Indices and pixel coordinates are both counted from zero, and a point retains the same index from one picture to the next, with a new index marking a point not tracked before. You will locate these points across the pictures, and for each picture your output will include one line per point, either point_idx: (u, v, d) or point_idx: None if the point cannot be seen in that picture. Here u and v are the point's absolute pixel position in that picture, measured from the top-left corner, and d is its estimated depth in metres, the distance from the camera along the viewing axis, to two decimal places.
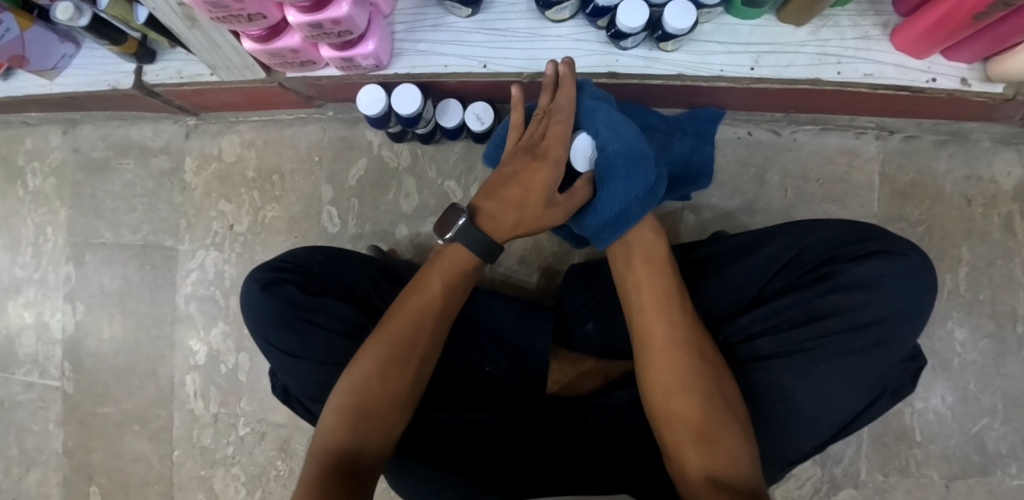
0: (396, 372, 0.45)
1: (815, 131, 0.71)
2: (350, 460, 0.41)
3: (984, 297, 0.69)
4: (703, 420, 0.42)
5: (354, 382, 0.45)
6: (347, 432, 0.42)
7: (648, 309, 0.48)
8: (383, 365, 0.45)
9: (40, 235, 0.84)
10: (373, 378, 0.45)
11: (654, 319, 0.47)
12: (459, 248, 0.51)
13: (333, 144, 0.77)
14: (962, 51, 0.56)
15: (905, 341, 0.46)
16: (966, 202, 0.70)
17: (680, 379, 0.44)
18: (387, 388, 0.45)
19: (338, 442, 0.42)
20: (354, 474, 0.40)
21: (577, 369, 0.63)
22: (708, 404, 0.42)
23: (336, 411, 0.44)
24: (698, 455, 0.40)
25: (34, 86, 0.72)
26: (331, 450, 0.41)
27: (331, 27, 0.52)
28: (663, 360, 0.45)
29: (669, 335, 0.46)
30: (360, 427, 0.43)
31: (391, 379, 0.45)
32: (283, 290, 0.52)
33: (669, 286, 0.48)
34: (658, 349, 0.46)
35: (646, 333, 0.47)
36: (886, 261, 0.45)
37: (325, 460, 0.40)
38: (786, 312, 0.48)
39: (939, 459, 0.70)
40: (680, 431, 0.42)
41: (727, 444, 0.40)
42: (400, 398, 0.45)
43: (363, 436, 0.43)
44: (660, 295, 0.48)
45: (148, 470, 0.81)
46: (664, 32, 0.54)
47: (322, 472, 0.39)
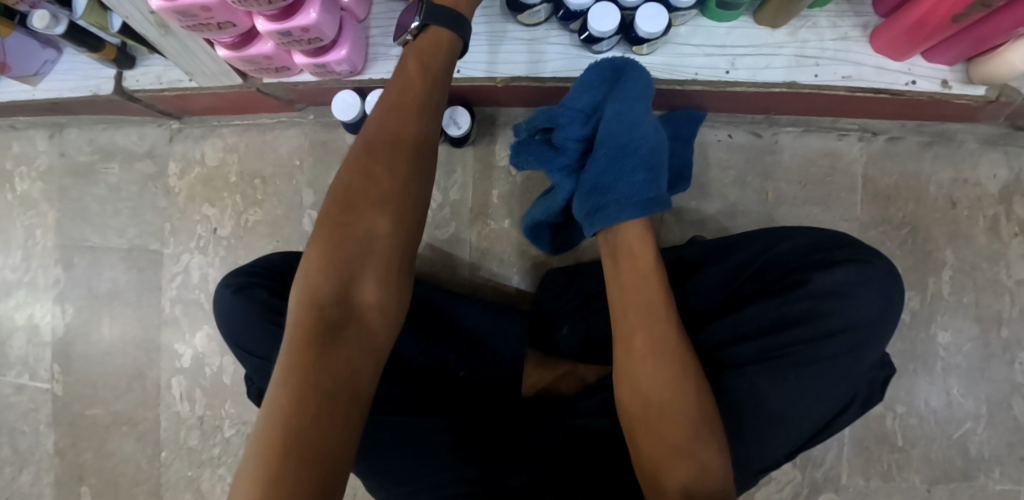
0: (366, 215, 0.42)
1: (797, 133, 0.70)
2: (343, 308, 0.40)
3: (969, 299, 0.69)
4: (685, 433, 0.42)
5: (328, 229, 0.42)
6: (331, 278, 0.40)
7: (635, 313, 0.47)
8: (349, 210, 0.42)
9: (29, 238, 0.85)
10: (343, 226, 0.42)
11: (636, 326, 0.46)
12: (429, 36, 0.49)
13: (315, 147, 0.77)
14: (943, 52, 0.55)
15: (873, 349, 0.46)
16: (951, 204, 0.69)
17: (662, 391, 0.44)
18: (361, 239, 0.42)
19: (319, 289, 0.40)
20: (340, 331, 0.38)
21: (553, 372, 0.62)
22: (688, 422, 0.42)
23: (309, 261, 0.41)
24: (679, 470, 0.41)
25: (18, 91, 0.73)
26: (309, 301, 0.39)
27: (301, 34, 0.52)
28: (643, 369, 0.45)
29: (652, 343, 0.45)
30: (347, 267, 0.41)
31: (370, 236, 0.42)
32: (255, 295, 0.53)
33: (656, 291, 0.48)
34: (635, 358, 0.45)
35: (626, 341, 0.47)
36: (854, 269, 0.45)
37: (314, 303, 0.39)
38: (754, 321, 0.47)
39: (921, 463, 0.69)
40: (657, 447, 0.42)
41: (710, 453, 0.42)
42: (376, 256, 0.42)
43: (348, 281, 0.41)
44: (647, 298, 0.47)
45: (137, 470, 0.82)
46: (637, 36, 0.54)
47: (311, 326, 0.38)
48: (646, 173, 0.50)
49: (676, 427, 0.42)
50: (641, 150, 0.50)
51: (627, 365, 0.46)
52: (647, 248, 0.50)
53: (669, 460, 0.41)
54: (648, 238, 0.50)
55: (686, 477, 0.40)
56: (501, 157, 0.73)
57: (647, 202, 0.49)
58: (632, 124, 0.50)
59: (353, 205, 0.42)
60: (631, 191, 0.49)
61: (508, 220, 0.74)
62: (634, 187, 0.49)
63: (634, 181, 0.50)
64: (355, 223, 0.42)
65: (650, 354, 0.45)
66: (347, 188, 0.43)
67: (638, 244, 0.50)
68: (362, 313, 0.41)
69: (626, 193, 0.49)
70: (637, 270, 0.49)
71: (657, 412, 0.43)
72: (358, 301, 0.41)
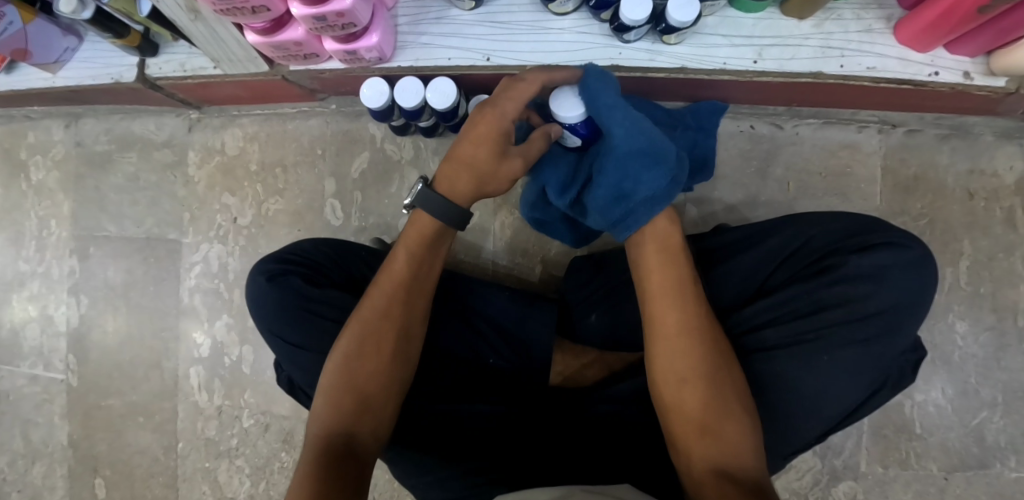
0: (375, 353, 0.46)
1: (817, 125, 0.71)
2: (353, 398, 0.44)
3: (985, 290, 0.70)
4: (713, 409, 0.42)
5: (344, 368, 0.45)
6: (340, 372, 0.45)
7: (662, 297, 0.46)
8: (362, 347, 0.46)
9: (43, 229, 0.85)
10: (354, 360, 0.45)
11: (666, 308, 0.46)
12: (421, 215, 0.49)
13: (336, 137, 0.77)
14: (966, 44, 0.56)
15: (907, 333, 0.46)
16: (969, 195, 0.70)
17: (693, 370, 0.43)
18: (359, 376, 0.45)
19: (328, 428, 0.42)
20: (348, 456, 0.40)
21: (580, 360, 0.64)
22: (715, 400, 0.42)
23: (324, 393, 0.44)
24: (703, 448, 0.41)
25: (36, 79, 0.72)
26: (321, 439, 0.41)
27: (335, 19, 0.52)
28: (672, 350, 0.44)
29: (682, 325, 0.45)
30: (354, 368, 0.45)
31: (372, 381, 0.45)
32: (290, 283, 0.52)
33: (683, 274, 0.46)
34: (664, 341, 0.45)
35: (656, 323, 0.46)
36: (890, 253, 0.45)
37: (332, 399, 0.44)
38: (788, 305, 0.48)
39: (939, 452, 0.70)
40: (683, 426, 0.43)
41: (737, 433, 0.41)
42: (371, 400, 0.44)
43: (354, 415, 0.43)
44: (673, 281, 0.46)
45: (153, 462, 0.81)
46: (668, 25, 0.54)
47: (316, 457, 0.40)
48: (656, 162, 0.45)
49: (705, 404, 0.42)
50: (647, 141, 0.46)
51: (658, 348, 0.45)
52: (667, 227, 0.48)
53: (694, 436, 0.42)
54: (671, 223, 0.49)
55: (714, 455, 0.41)
56: None
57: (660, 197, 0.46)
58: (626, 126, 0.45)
59: (368, 342, 0.46)
60: (649, 188, 0.45)
61: None
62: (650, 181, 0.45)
63: (648, 176, 0.45)
64: (366, 361, 0.45)
65: (680, 335, 0.44)
66: (362, 327, 0.47)
67: (664, 229, 0.48)
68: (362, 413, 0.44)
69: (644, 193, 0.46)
70: (664, 253, 0.47)
71: (688, 389, 0.43)
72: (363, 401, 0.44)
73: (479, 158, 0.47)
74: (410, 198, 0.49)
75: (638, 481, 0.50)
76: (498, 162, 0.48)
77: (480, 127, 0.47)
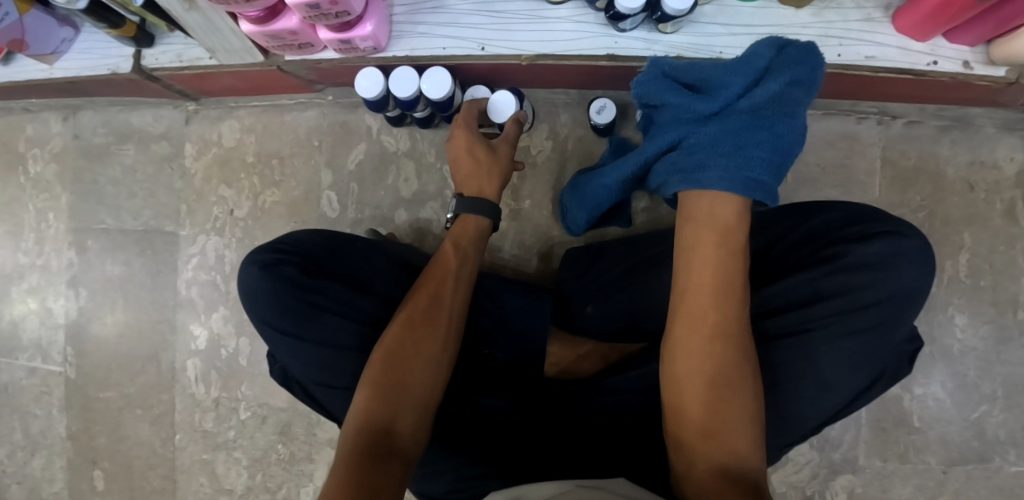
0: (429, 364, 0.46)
1: (817, 116, 0.71)
2: (395, 393, 0.43)
3: (985, 283, 0.69)
4: (731, 414, 0.39)
5: (396, 370, 0.45)
6: (385, 367, 0.45)
7: (708, 292, 0.41)
8: (421, 350, 0.46)
9: (42, 221, 0.85)
10: (400, 368, 0.45)
11: (710, 305, 0.41)
12: (470, 220, 0.56)
13: (333, 128, 0.77)
14: (966, 33, 0.56)
15: (904, 323, 0.46)
16: (969, 187, 0.69)
17: (722, 372, 0.40)
18: (404, 374, 0.45)
19: (370, 419, 0.42)
20: (387, 456, 0.39)
21: (576, 351, 0.63)
22: (726, 402, 0.39)
23: (366, 389, 0.44)
24: (708, 449, 0.38)
25: (34, 71, 0.72)
26: (360, 431, 0.41)
27: (329, 7, 0.51)
28: (707, 349, 0.41)
29: (721, 325, 0.41)
30: (396, 365, 0.45)
31: (412, 378, 0.45)
32: (285, 272, 0.52)
33: (729, 269, 0.42)
34: (698, 338, 0.41)
35: (690, 314, 0.42)
36: (889, 242, 0.45)
37: (376, 394, 0.43)
38: (787, 294, 0.47)
39: (938, 446, 0.70)
40: (685, 427, 0.40)
41: (748, 447, 0.38)
42: (412, 397, 0.44)
43: (393, 412, 0.42)
44: (722, 277, 0.41)
45: (150, 454, 0.81)
46: (664, 13, 0.54)
47: (355, 450, 0.39)
48: (771, 155, 0.43)
49: (716, 412, 0.39)
50: (755, 98, 0.44)
51: (687, 343, 0.41)
52: (730, 215, 0.42)
53: (697, 437, 0.39)
54: (744, 211, 0.43)
55: (719, 458, 0.38)
56: (521, 139, 0.75)
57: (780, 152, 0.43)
58: (750, 109, 0.44)
59: (409, 342, 0.46)
60: (744, 163, 0.42)
61: (529, 201, 0.75)
62: (752, 161, 0.42)
63: (753, 155, 0.42)
64: (417, 368, 0.45)
65: (719, 334, 0.41)
66: (421, 338, 0.47)
67: (730, 215, 0.42)
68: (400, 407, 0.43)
69: (746, 154, 0.42)
70: (720, 241, 0.42)
71: (707, 394, 0.39)
72: (406, 397, 0.44)
73: (483, 163, 0.57)
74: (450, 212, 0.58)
75: (632, 474, 0.49)
76: (491, 155, 0.58)
77: (462, 151, 0.58)
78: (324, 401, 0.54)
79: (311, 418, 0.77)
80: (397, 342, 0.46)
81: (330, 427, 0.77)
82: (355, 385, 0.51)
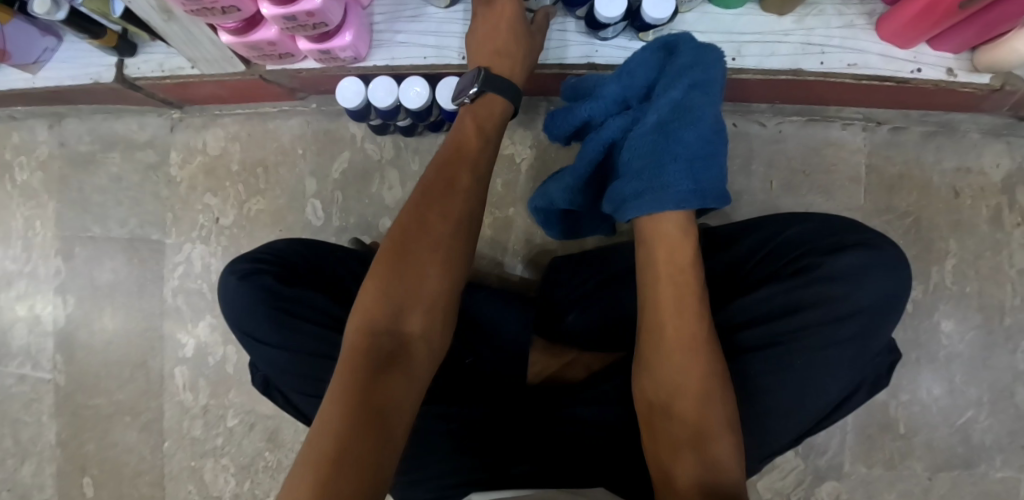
0: (426, 289, 0.42)
1: (801, 122, 0.70)
2: (399, 305, 0.40)
3: (971, 289, 0.69)
4: (711, 416, 0.40)
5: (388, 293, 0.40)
6: (386, 279, 0.41)
7: (669, 310, 0.43)
8: (418, 261, 0.42)
9: (29, 229, 0.85)
10: (398, 283, 0.41)
11: (670, 319, 0.43)
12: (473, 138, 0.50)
13: (318, 136, 0.77)
14: (949, 40, 0.55)
15: (881, 334, 0.46)
16: (954, 194, 0.69)
17: (693, 377, 0.41)
18: (406, 287, 0.41)
19: (374, 335, 0.38)
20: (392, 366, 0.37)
21: (560, 361, 0.61)
22: (708, 406, 0.41)
23: (364, 309, 0.40)
24: (694, 455, 0.39)
25: (17, 80, 0.72)
26: (364, 343, 0.38)
27: (305, 19, 0.51)
28: (676, 355, 0.42)
29: (681, 338, 0.42)
30: (401, 272, 0.41)
31: (416, 289, 0.41)
32: (262, 281, 0.52)
33: (687, 283, 0.44)
34: (667, 346, 0.43)
35: (658, 327, 0.44)
36: (864, 254, 0.45)
37: (380, 306, 0.40)
38: (764, 306, 0.47)
39: (923, 451, 0.70)
40: (674, 433, 0.41)
41: (727, 452, 0.39)
42: (416, 312, 0.41)
43: (398, 326, 0.39)
44: (681, 294, 0.44)
45: (140, 461, 0.82)
46: (643, 22, 0.53)
47: (359, 364, 0.36)
48: (703, 164, 0.43)
49: (692, 426, 0.40)
50: (661, 110, 0.44)
51: (657, 358, 0.43)
52: (681, 228, 0.45)
53: (683, 442, 0.40)
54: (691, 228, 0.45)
55: (706, 462, 0.38)
56: (505, 147, 0.75)
57: (703, 156, 0.43)
58: (662, 115, 0.44)
59: (412, 253, 0.42)
60: (681, 182, 0.42)
61: (514, 209, 0.75)
62: (682, 176, 0.42)
63: (678, 168, 0.43)
64: (414, 288, 0.41)
65: (686, 341, 0.42)
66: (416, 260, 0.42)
67: (676, 232, 0.45)
68: (407, 318, 0.40)
69: (674, 173, 0.42)
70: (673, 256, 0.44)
71: (687, 400, 0.41)
72: (410, 310, 0.40)
73: (520, 42, 0.53)
74: (473, 89, 0.52)
75: (612, 484, 0.51)
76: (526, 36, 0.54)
77: (501, 13, 0.53)
78: (305, 410, 0.54)
79: (298, 426, 0.77)
80: (393, 254, 0.42)
81: None
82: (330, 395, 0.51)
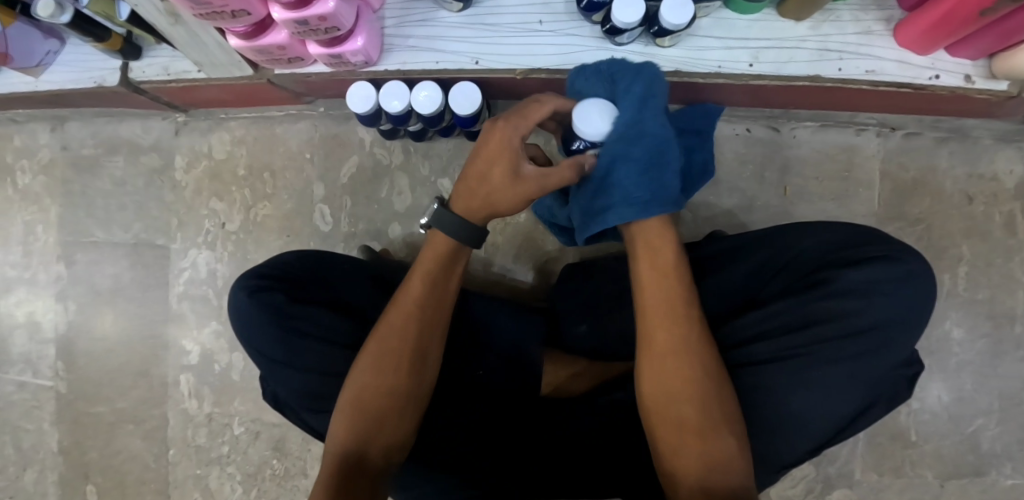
0: (393, 374, 0.44)
1: (814, 128, 0.70)
2: (369, 414, 0.43)
3: (983, 296, 0.69)
4: (708, 416, 0.40)
5: (361, 385, 0.44)
6: (361, 390, 0.44)
7: (658, 308, 0.43)
8: (389, 369, 0.44)
9: (30, 233, 0.84)
10: (372, 394, 0.44)
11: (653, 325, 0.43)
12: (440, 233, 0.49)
13: (325, 140, 0.76)
14: (967, 47, 0.55)
15: (899, 349, 0.45)
16: (967, 200, 0.69)
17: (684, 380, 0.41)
18: (377, 396, 0.43)
19: (346, 450, 0.42)
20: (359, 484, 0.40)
21: (570, 370, 0.61)
22: (704, 407, 0.40)
23: (342, 417, 0.43)
24: (696, 454, 0.39)
25: (19, 83, 0.71)
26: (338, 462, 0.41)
27: (317, 23, 0.50)
28: (664, 360, 0.42)
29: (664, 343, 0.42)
30: (373, 382, 0.44)
31: (387, 395, 0.44)
32: (271, 299, 0.51)
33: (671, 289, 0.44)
34: (654, 355, 0.42)
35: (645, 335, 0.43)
36: (881, 267, 0.44)
37: (352, 418, 0.43)
38: (779, 318, 0.47)
39: (934, 459, 0.69)
40: (674, 433, 0.40)
41: (726, 445, 0.39)
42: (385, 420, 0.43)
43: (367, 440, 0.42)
44: (659, 298, 0.43)
45: (143, 469, 0.81)
46: (661, 27, 0.53)
47: (331, 484, 0.39)
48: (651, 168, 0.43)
49: (695, 418, 0.40)
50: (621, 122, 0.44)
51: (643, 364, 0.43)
52: (662, 240, 0.45)
53: (687, 434, 0.40)
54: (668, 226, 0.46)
55: (705, 465, 0.38)
56: None
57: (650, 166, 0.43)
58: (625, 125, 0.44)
59: (386, 361, 0.45)
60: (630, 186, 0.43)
61: (524, 215, 0.74)
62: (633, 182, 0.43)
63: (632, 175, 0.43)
64: (383, 402, 0.43)
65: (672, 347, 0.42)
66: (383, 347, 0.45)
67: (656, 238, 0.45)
68: (378, 426, 0.43)
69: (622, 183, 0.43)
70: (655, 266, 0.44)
71: (681, 405, 0.40)
72: (381, 419, 0.43)
73: (493, 181, 0.45)
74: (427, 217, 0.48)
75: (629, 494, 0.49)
76: (509, 184, 0.45)
77: (490, 148, 0.45)
78: (316, 426, 0.52)
79: (305, 434, 0.76)
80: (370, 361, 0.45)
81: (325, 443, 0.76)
82: None
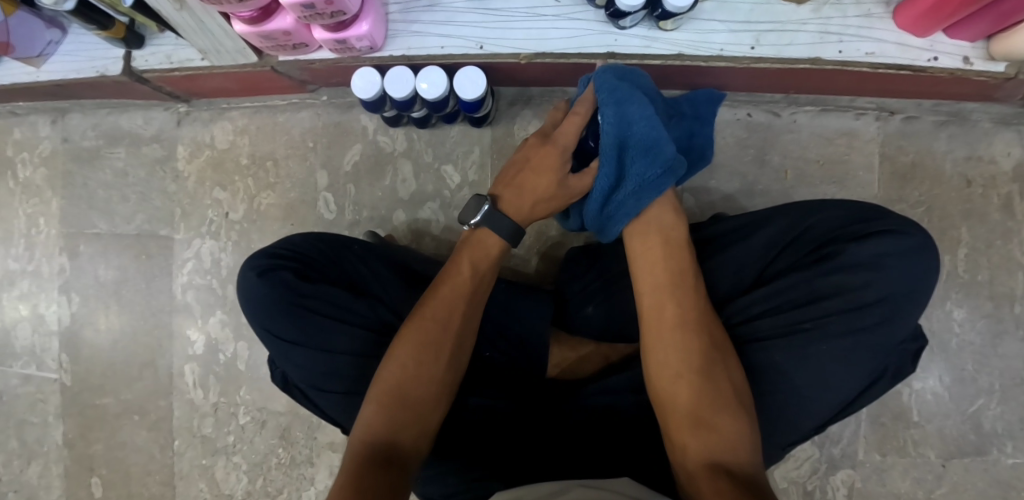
0: (427, 362, 0.44)
1: (815, 112, 0.71)
2: (395, 392, 0.43)
3: (983, 277, 0.69)
4: (716, 403, 0.40)
5: (390, 374, 0.44)
6: (391, 370, 0.44)
7: (669, 296, 0.45)
8: (417, 350, 0.45)
9: (32, 226, 0.83)
10: (400, 374, 0.44)
11: (668, 300, 0.45)
12: (485, 237, 0.51)
13: (329, 129, 0.76)
14: (964, 29, 0.55)
15: (906, 322, 0.46)
16: (966, 183, 0.69)
17: (693, 363, 0.42)
18: (405, 374, 0.44)
19: (371, 433, 0.41)
20: (388, 465, 0.39)
21: (577, 353, 0.62)
22: (713, 393, 0.41)
23: (372, 401, 0.43)
24: (699, 439, 0.39)
25: (20, 74, 0.71)
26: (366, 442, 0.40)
27: (324, 7, 0.50)
28: (676, 342, 0.43)
29: (680, 317, 0.44)
30: (404, 361, 0.44)
31: (416, 370, 0.44)
32: (280, 277, 0.51)
33: (686, 278, 0.46)
34: (668, 335, 0.44)
35: (658, 316, 0.45)
36: (889, 241, 0.45)
37: (382, 396, 0.43)
38: (787, 294, 0.48)
39: (936, 438, 0.70)
40: (679, 416, 0.41)
41: (732, 426, 0.39)
42: (406, 399, 0.43)
43: (396, 422, 0.41)
44: (674, 270, 0.46)
45: (149, 461, 0.81)
46: (665, 11, 0.53)
47: (357, 463, 0.39)
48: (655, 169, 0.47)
49: (699, 399, 0.40)
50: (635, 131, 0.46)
51: (655, 338, 0.44)
52: (667, 228, 0.48)
53: (687, 425, 0.40)
54: (678, 221, 0.49)
55: (712, 450, 0.38)
56: None
57: (653, 147, 0.45)
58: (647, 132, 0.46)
59: (417, 341, 0.45)
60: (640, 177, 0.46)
61: None
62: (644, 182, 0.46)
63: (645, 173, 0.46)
64: (409, 379, 0.43)
65: (685, 330, 0.43)
66: (417, 337, 0.45)
67: (670, 230, 0.48)
68: (402, 403, 0.42)
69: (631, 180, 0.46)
70: (666, 243, 0.48)
71: (687, 384, 0.41)
72: (404, 396, 0.43)
73: (542, 188, 0.51)
74: (473, 218, 0.51)
75: (636, 474, 0.49)
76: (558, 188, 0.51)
77: (537, 158, 0.51)
78: (324, 406, 0.53)
79: (312, 422, 0.76)
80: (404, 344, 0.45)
81: (332, 430, 0.76)
82: (353, 390, 0.51)
